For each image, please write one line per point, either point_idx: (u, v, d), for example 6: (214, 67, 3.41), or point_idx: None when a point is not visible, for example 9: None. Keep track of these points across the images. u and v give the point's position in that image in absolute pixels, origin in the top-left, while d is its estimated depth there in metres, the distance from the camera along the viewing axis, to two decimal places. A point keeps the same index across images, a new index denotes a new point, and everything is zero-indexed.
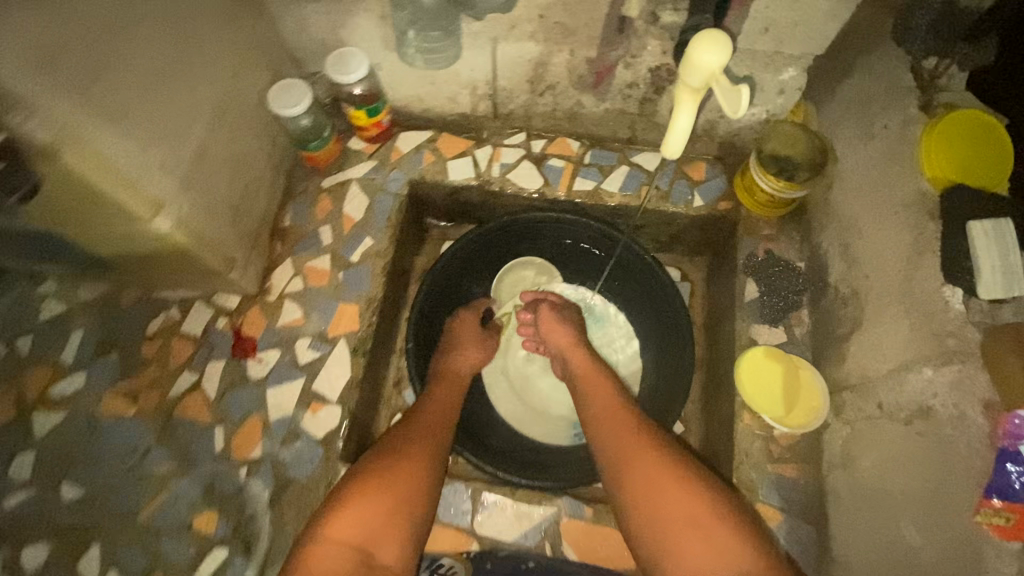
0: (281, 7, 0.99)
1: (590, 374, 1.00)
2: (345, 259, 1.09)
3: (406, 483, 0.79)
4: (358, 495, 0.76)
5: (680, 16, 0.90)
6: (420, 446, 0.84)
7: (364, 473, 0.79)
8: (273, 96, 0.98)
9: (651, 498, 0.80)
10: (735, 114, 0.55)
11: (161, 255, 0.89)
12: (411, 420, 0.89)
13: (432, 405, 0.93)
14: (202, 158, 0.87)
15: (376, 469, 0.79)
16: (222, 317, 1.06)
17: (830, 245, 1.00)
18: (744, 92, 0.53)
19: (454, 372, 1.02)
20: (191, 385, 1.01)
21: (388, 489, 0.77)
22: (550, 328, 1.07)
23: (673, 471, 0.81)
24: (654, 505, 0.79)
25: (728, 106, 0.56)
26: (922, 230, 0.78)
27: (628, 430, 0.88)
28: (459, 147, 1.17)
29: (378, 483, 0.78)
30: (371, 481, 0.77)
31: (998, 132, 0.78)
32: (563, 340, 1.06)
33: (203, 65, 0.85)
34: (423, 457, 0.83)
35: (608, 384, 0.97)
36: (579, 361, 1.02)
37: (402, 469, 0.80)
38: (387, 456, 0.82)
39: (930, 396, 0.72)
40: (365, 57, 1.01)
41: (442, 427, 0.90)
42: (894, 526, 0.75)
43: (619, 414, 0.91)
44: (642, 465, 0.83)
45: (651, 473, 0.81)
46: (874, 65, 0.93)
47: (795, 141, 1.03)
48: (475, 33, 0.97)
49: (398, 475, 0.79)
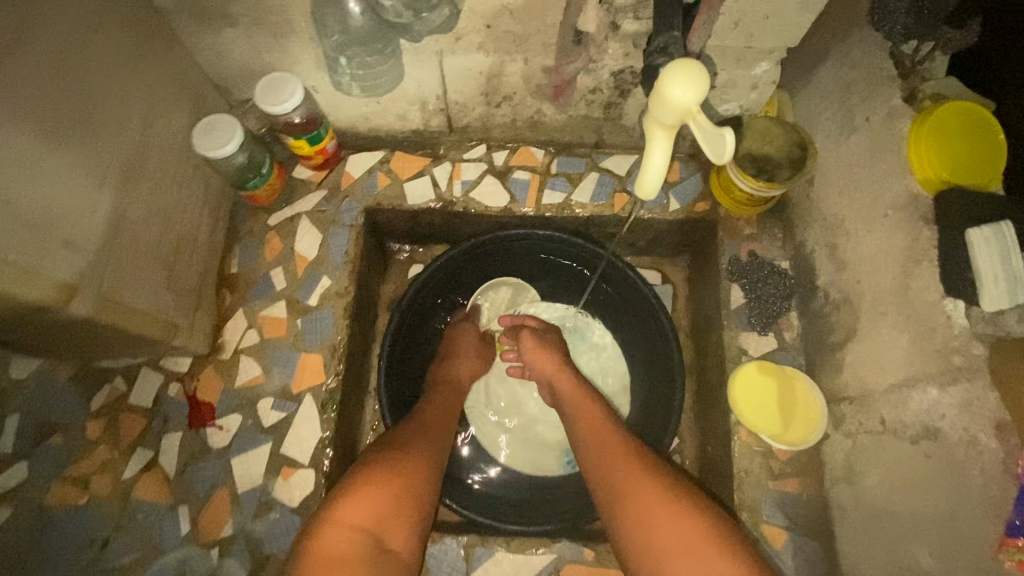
0: (195, 35, 0.87)
1: (575, 396, 0.93)
2: (303, 304, 1.00)
3: (416, 472, 0.77)
4: (368, 478, 0.73)
5: (642, 25, 0.81)
6: (426, 441, 0.82)
7: (372, 462, 0.76)
8: (199, 139, 0.88)
9: (638, 504, 0.74)
10: (718, 159, 0.49)
11: (87, 334, 0.80)
12: (414, 418, 0.87)
13: (433, 405, 0.91)
14: (117, 225, 0.77)
15: (383, 459, 0.77)
16: (175, 383, 0.97)
17: (815, 244, 0.95)
18: (728, 134, 0.46)
19: (452, 379, 0.99)
20: (148, 462, 0.93)
21: (398, 477, 0.74)
22: (533, 355, 1.00)
23: (654, 485, 0.76)
24: (643, 511, 0.73)
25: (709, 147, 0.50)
26: (916, 236, 0.73)
27: (615, 442, 0.83)
28: (415, 167, 1.08)
29: (389, 469, 0.75)
30: (381, 467, 0.75)
31: (991, 126, 0.72)
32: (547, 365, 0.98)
33: (105, 120, 0.74)
34: (429, 451, 0.81)
35: (593, 405, 0.90)
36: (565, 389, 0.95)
37: (411, 459, 0.78)
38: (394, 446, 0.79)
39: (937, 417, 0.68)
40: (296, 82, 0.90)
41: (444, 424, 0.88)
42: (907, 551, 0.72)
43: (606, 431, 0.85)
44: (629, 476, 0.77)
45: (637, 488, 0.76)
46: (850, 51, 0.86)
47: (771, 136, 0.96)
48: (417, 48, 0.88)
49: (407, 465, 0.77)
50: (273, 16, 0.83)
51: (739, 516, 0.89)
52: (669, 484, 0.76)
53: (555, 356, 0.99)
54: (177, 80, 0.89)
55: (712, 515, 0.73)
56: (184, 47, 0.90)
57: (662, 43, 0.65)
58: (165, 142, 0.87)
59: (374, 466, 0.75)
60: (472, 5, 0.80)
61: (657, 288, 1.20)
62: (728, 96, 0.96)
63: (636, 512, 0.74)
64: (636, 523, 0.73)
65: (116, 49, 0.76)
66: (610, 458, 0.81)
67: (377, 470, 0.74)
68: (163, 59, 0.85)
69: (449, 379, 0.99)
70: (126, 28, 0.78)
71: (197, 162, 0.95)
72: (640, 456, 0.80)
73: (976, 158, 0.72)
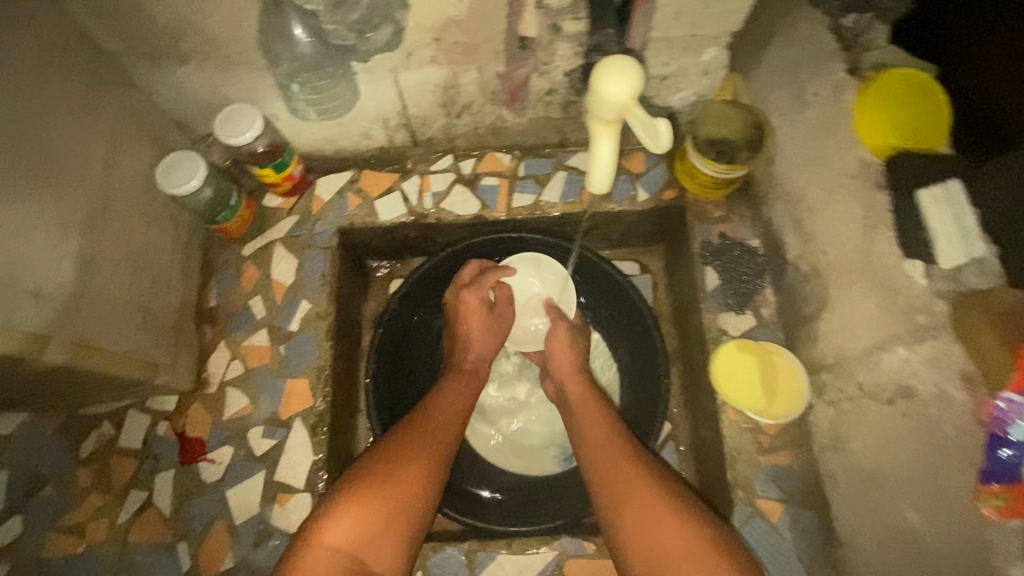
0: (150, 75, 0.89)
1: (584, 405, 0.92)
2: (285, 330, 1.01)
3: (408, 484, 0.77)
4: (353, 496, 0.74)
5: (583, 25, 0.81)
6: (425, 446, 0.82)
7: (363, 475, 0.77)
8: (163, 176, 0.89)
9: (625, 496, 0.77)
10: (655, 150, 0.49)
11: (70, 383, 0.81)
12: (419, 417, 0.87)
13: (441, 406, 0.90)
14: (86, 269, 0.78)
15: (375, 471, 0.77)
16: (164, 422, 0.97)
17: (781, 220, 0.96)
18: (661, 123, 0.47)
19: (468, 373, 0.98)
20: (143, 503, 0.92)
21: (386, 494, 0.75)
22: (554, 346, 0.99)
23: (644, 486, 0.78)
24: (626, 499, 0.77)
25: (648, 139, 0.51)
26: (872, 202, 0.75)
27: (615, 451, 0.83)
28: (385, 183, 1.09)
29: (377, 485, 0.76)
30: (371, 482, 0.76)
31: (932, 87, 0.72)
32: (564, 359, 0.98)
33: (68, 168, 0.76)
34: (429, 460, 0.81)
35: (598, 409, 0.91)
36: (576, 393, 0.94)
37: (404, 471, 0.78)
38: (389, 455, 0.79)
39: (909, 375, 0.70)
40: (251, 111, 0.91)
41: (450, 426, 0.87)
42: (895, 509, 0.73)
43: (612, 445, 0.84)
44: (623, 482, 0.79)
45: (631, 493, 0.77)
46: (794, 30, 0.88)
47: (727, 119, 0.99)
48: (371, 68, 0.89)
49: (399, 476, 0.77)
50: (224, 50, 0.84)
51: (734, 493, 0.91)
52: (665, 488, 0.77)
53: (573, 348, 0.98)
54: (136, 120, 0.89)
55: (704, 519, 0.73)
56: (139, 88, 0.90)
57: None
58: (128, 184, 0.87)
59: (362, 480, 0.76)
60: (419, 20, 0.81)
61: (637, 278, 1.22)
62: (681, 85, 0.98)
63: (635, 517, 0.75)
64: (624, 532, 0.75)
65: (67, 98, 0.76)
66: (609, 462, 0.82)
67: (367, 486, 0.75)
68: (121, 103, 0.86)
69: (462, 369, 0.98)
70: (78, 77, 0.78)
71: (164, 200, 0.95)
72: (640, 460, 0.81)
73: (923, 123, 0.73)
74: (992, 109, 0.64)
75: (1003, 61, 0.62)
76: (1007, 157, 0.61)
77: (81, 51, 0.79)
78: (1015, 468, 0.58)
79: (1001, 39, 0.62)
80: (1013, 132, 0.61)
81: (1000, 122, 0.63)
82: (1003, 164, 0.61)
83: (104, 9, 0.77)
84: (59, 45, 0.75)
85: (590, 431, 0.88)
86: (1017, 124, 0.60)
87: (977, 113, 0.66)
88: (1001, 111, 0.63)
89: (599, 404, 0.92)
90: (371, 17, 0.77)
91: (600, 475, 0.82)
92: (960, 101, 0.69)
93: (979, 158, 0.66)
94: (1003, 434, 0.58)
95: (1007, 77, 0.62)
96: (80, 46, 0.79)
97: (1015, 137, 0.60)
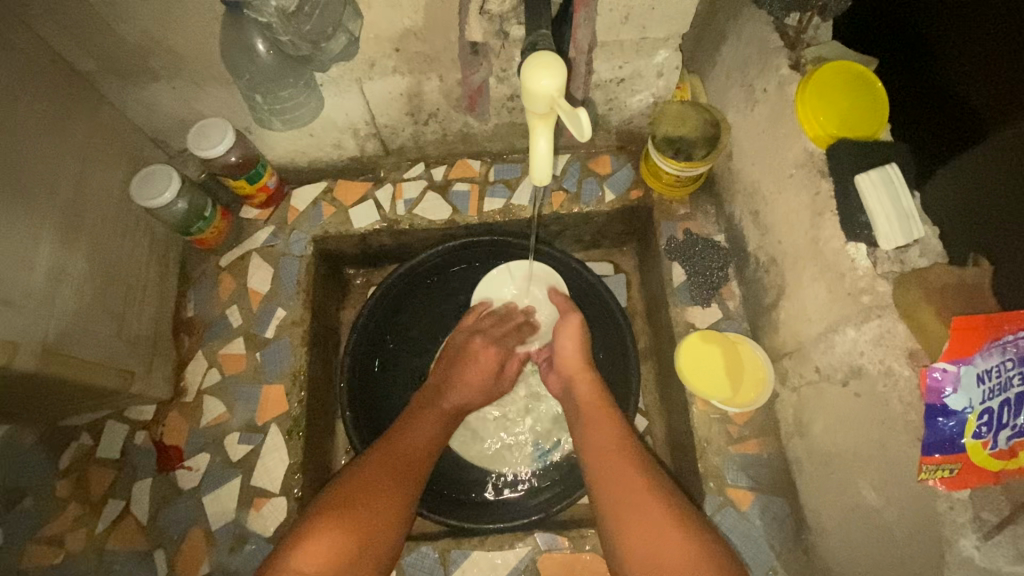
0: (122, 92, 0.92)
1: (589, 408, 0.90)
2: (260, 338, 1.02)
3: (380, 509, 0.77)
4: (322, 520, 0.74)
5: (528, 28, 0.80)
6: (400, 470, 0.82)
7: (335, 501, 0.76)
8: (136, 190, 0.91)
9: (627, 502, 0.76)
10: (580, 139, 0.51)
11: (42, 395, 0.82)
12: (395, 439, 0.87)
13: (418, 427, 0.90)
14: (58, 280, 0.81)
15: (347, 497, 0.76)
16: (141, 432, 0.98)
17: (741, 213, 0.99)
18: (581, 113, 0.50)
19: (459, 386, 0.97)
20: (120, 512, 0.93)
21: (358, 521, 0.74)
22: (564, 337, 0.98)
23: (643, 489, 0.77)
24: (626, 503, 0.76)
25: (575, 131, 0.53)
26: (817, 190, 0.78)
27: (618, 455, 0.81)
28: (358, 192, 1.12)
29: (348, 508, 0.75)
30: (342, 509, 0.75)
31: (869, 80, 0.77)
32: (572, 356, 0.97)
33: (41, 182, 0.78)
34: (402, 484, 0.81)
35: (605, 411, 0.88)
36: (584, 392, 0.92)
37: (375, 494, 0.78)
38: (361, 479, 0.79)
39: (858, 355, 0.72)
40: (224, 125, 0.93)
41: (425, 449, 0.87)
42: (853, 488, 0.74)
43: (615, 451, 0.82)
44: (624, 485, 0.78)
45: (632, 500, 0.76)
46: (742, 29, 0.92)
47: (684, 118, 1.02)
48: (336, 78, 0.92)
49: (371, 502, 0.77)
50: (192, 65, 0.87)
51: (705, 484, 0.91)
52: (658, 483, 0.78)
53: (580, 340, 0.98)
54: (109, 136, 0.92)
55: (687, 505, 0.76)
56: (112, 105, 0.94)
57: (531, 41, 0.61)
58: (101, 197, 0.90)
59: (331, 504, 0.76)
60: (378, 31, 0.84)
61: (610, 278, 1.24)
62: (638, 87, 1.01)
63: (631, 516, 0.75)
64: (620, 534, 0.75)
65: (38, 114, 0.79)
66: (611, 469, 0.80)
67: (339, 511, 0.75)
68: (94, 120, 0.89)
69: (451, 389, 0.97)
70: (47, 93, 0.81)
71: (138, 213, 0.98)
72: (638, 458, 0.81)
73: (861, 113, 0.76)
74: (955, 104, 0.70)
75: (971, 60, 0.67)
76: (977, 150, 0.67)
77: (52, 69, 0.82)
78: (957, 439, 0.60)
79: (971, 40, 0.67)
80: (981, 127, 0.67)
81: (967, 118, 0.69)
82: (974, 156, 0.68)
83: (75, 30, 0.81)
84: (29, 64, 0.78)
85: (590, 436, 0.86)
86: (986, 120, 0.66)
87: (937, 107, 0.72)
88: (967, 107, 0.68)
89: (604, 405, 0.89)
90: (324, 29, 0.79)
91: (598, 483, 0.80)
92: (919, 94, 0.75)
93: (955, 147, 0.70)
94: (940, 404, 0.60)
95: (974, 76, 0.67)
96: (52, 66, 0.82)
97: (983, 134, 0.67)
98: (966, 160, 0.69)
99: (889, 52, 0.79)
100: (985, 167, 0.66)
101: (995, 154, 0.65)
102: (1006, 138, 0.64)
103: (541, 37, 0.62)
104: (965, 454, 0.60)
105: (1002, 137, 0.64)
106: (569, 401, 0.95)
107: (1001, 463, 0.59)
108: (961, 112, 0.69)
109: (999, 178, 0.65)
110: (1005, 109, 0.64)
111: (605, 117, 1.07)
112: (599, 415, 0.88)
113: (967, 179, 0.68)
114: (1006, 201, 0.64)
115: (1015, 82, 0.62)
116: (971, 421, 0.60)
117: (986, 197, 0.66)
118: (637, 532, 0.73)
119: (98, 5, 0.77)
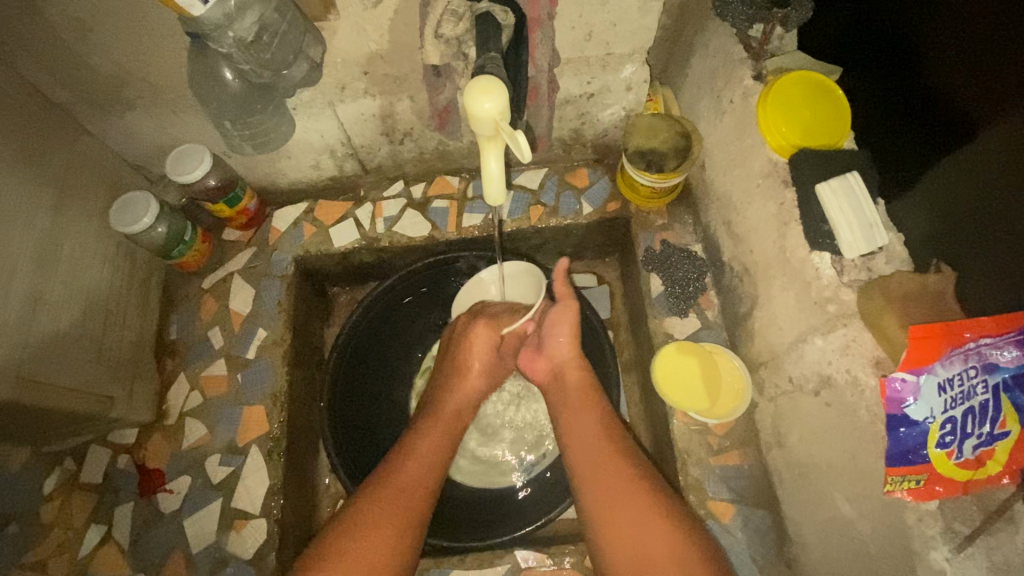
0: (102, 122, 0.95)
1: (574, 398, 0.88)
2: (242, 359, 1.03)
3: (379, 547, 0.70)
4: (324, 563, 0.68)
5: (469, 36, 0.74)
6: (397, 511, 0.74)
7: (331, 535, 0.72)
8: (115, 216, 0.92)
9: (609, 504, 0.74)
10: (524, 158, 0.57)
11: (20, 424, 0.83)
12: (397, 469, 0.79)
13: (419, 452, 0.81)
14: (35, 310, 0.83)
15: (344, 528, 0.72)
16: (124, 455, 0.99)
17: (715, 224, 0.99)
18: (521, 138, 0.55)
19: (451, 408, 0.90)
20: (103, 537, 0.94)
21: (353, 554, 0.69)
22: (555, 323, 0.94)
23: (626, 478, 0.76)
24: (610, 507, 0.74)
25: (519, 149, 0.57)
26: (781, 199, 0.79)
27: (597, 434, 0.82)
28: (339, 212, 1.13)
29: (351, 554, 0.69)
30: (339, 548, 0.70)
31: (831, 90, 0.78)
32: (564, 345, 0.93)
33: (18, 214, 0.80)
34: (405, 520, 0.74)
35: (589, 400, 0.87)
36: (574, 380, 0.90)
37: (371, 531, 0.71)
38: (361, 518, 0.73)
39: (827, 365, 0.72)
40: (201, 149, 0.95)
41: (426, 477, 0.79)
42: (829, 499, 0.74)
43: (599, 435, 0.82)
44: (610, 476, 0.77)
45: (615, 497, 0.75)
46: (708, 41, 0.92)
47: (657, 131, 1.01)
48: (308, 102, 0.93)
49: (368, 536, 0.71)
50: (166, 94, 0.90)
51: (685, 497, 0.89)
52: (630, 460, 0.79)
53: (574, 328, 0.93)
54: (88, 165, 0.95)
55: (664, 489, 0.76)
56: (93, 134, 0.96)
57: (478, 64, 0.64)
58: (81, 225, 0.92)
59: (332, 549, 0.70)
60: (344, 56, 0.86)
61: (594, 290, 1.23)
62: (608, 101, 1.02)
63: (606, 493, 0.76)
64: (603, 530, 0.74)
65: (14, 148, 0.81)
66: (596, 463, 0.79)
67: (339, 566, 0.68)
68: (73, 151, 0.92)
69: (450, 407, 0.90)
70: (22, 125, 0.83)
71: (119, 239, 1.00)
72: (612, 436, 0.82)
73: (824, 123, 0.77)
74: (943, 101, 0.64)
75: (957, 54, 0.61)
76: (968, 149, 0.61)
77: (30, 104, 0.85)
78: (919, 449, 0.60)
79: (952, 29, 0.61)
80: (970, 124, 0.61)
81: (954, 113, 0.63)
82: (966, 155, 0.61)
83: (50, 66, 0.83)
84: (7, 100, 0.81)
85: (573, 420, 0.85)
86: (974, 117, 0.60)
87: (925, 103, 0.67)
88: (954, 103, 0.62)
89: (592, 395, 0.88)
90: (284, 56, 0.79)
91: (580, 463, 0.80)
92: (903, 92, 0.70)
93: (942, 147, 0.65)
94: (902, 414, 0.60)
95: (957, 67, 0.61)
96: (32, 101, 0.85)
97: (972, 129, 0.61)
98: (958, 160, 0.63)
99: (854, 61, 0.78)
100: (978, 168, 0.60)
101: (987, 153, 0.59)
102: (997, 136, 0.57)
103: (489, 61, 0.64)
104: (931, 465, 0.60)
105: (992, 134, 0.58)
106: (556, 388, 0.92)
107: (971, 472, 0.59)
108: (948, 109, 0.63)
109: (981, 178, 0.60)
110: (992, 104, 0.58)
111: (579, 132, 1.08)
112: (580, 404, 0.87)
113: (961, 179, 0.62)
114: (999, 204, 0.58)
115: (1001, 76, 0.56)
116: (934, 430, 0.59)
117: (981, 199, 0.60)
118: (630, 535, 0.72)
119: (72, 41, 0.80)
